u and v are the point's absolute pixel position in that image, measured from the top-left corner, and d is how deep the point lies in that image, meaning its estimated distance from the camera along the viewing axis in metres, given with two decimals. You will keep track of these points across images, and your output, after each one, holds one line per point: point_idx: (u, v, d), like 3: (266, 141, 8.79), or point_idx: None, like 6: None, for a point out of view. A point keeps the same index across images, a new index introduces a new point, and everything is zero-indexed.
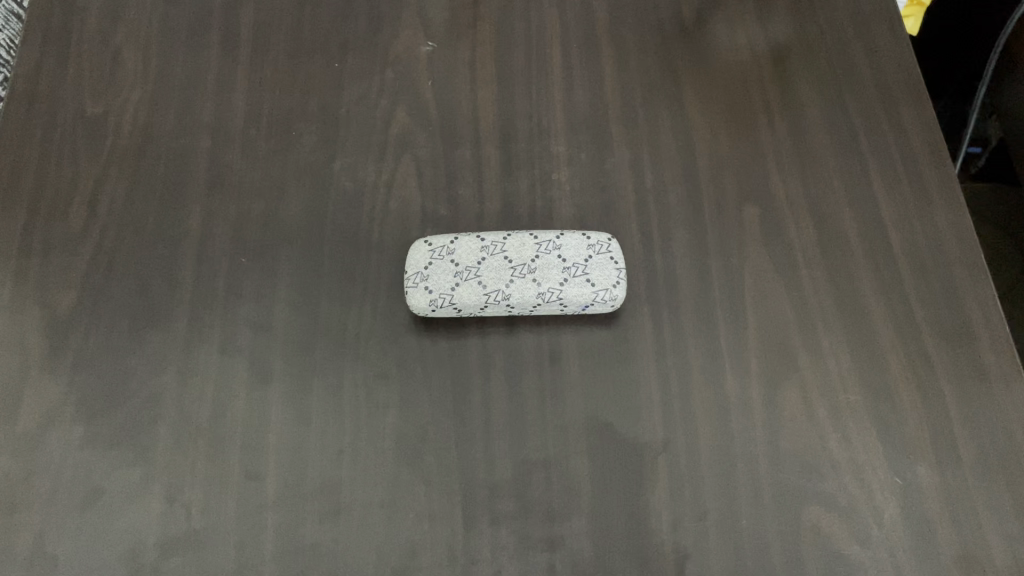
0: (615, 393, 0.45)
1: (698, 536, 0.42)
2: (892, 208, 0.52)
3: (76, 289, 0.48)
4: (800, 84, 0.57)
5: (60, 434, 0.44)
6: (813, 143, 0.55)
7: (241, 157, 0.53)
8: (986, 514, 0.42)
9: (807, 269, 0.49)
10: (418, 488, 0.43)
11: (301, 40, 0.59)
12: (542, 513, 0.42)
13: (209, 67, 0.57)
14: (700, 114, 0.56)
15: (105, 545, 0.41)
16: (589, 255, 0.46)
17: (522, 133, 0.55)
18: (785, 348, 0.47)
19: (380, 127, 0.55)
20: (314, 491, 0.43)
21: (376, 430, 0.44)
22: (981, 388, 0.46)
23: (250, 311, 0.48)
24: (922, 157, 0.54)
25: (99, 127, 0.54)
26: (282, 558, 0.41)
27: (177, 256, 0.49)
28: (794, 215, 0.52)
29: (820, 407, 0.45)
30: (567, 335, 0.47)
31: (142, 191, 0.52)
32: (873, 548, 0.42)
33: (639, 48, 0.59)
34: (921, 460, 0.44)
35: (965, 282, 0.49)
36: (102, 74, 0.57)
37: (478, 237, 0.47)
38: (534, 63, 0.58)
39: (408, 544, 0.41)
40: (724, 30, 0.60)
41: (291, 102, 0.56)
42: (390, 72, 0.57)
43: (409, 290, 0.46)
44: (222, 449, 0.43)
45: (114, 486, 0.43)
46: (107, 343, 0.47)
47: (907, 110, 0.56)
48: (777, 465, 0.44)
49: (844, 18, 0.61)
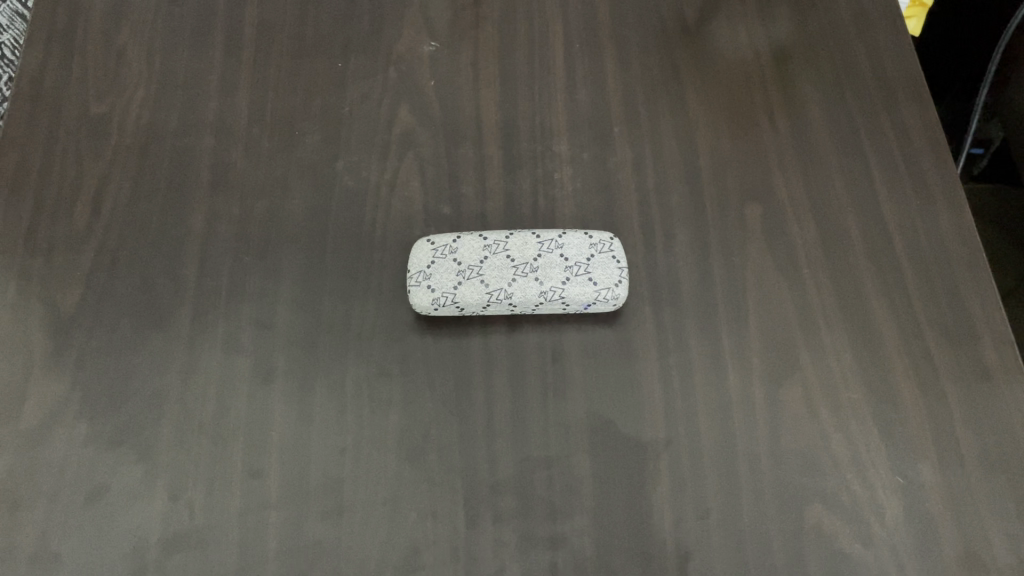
0: (617, 391, 0.45)
1: (700, 535, 0.42)
2: (894, 207, 0.52)
3: (79, 287, 0.48)
4: (802, 83, 0.58)
5: (63, 431, 0.44)
6: (815, 142, 0.55)
7: (244, 156, 0.54)
8: (988, 513, 0.42)
9: (809, 268, 0.50)
10: (420, 486, 0.43)
11: (304, 39, 0.59)
12: (544, 511, 0.42)
13: (212, 66, 0.57)
14: (702, 114, 0.56)
15: (108, 543, 0.41)
16: (591, 254, 0.46)
17: (524, 132, 0.55)
18: (787, 347, 0.47)
19: (383, 126, 0.55)
20: (317, 489, 0.43)
21: (379, 428, 0.44)
22: (984, 387, 0.46)
23: (253, 309, 0.48)
24: (924, 156, 0.54)
25: (103, 126, 0.54)
26: (284, 556, 0.41)
27: (180, 254, 0.50)
28: (796, 214, 0.52)
29: (823, 406, 0.45)
30: (569, 333, 0.47)
31: (145, 190, 0.52)
32: (875, 546, 0.42)
33: (641, 47, 0.59)
34: (923, 459, 0.44)
35: (967, 281, 0.49)
36: (106, 74, 0.57)
37: (481, 236, 0.47)
38: (536, 63, 0.58)
39: (410, 542, 0.41)
40: (726, 29, 0.61)
41: (294, 101, 0.56)
42: (393, 71, 0.57)
43: (412, 289, 0.46)
44: (225, 447, 0.44)
45: (117, 483, 0.43)
46: (110, 341, 0.47)
47: (909, 110, 0.56)
48: (779, 463, 0.44)
49: (845, 17, 0.61)
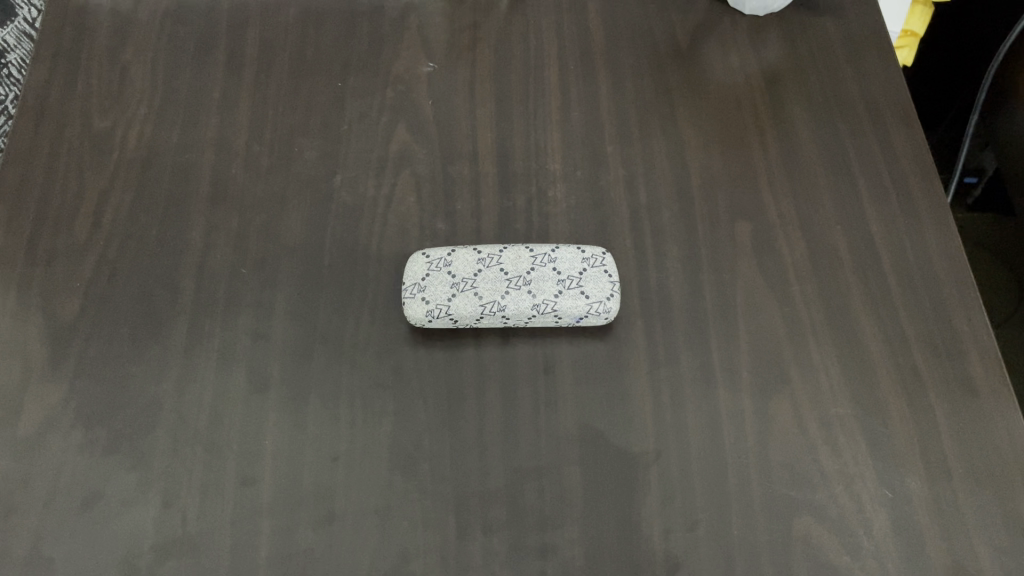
0: (608, 403, 0.46)
1: (689, 545, 0.42)
2: (880, 224, 0.53)
3: (79, 297, 0.49)
4: (792, 105, 0.59)
5: (59, 439, 0.44)
6: (804, 161, 0.56)
7: (244, 170, 0.55)
8: (975, 525, 0.43)
9: (798, 284, 0.50)
10: (412, 495, 0.43)
11: (305, 58, 0.61)
12: (533, 521, 0.42)
13: (214, 84, 0.59)
14: (694, 133, 0.57)
15: (101, 549, 0.42)
16: (583, 268, 0.47)
17: (520, 151, 0.56)
18: (775, 361, 0.47)
19: (380, 144, 0.56)
20: (310, 498, 0.43)
21: (370, 437, 0.45)
22: (971, 401, 0.46)
23: (249, 320, 0.48)
24: (911, 177, 0.55)
25: (107, 139, 0.56)
26: (275, 563, 0.41)
27: (179, 267, 0.50)
28: (786, 231, 0.53)
29: (811, 419, 0.46)
30: (561, 346, 0.48)
31: (147, 202, 0.53)
32: (863, 559, 0.42)
33: (634, 69, 0.61)
34: (910, 471, 0.44)
35: (953, 297, 0.50)
36: (111, 89, 0.58)
37: (475, 250, 0.48)
38: (532, 83, 0.60)
39: (402, 550, 0.42)
40: (718, 52, 0.62)
41: (294, 118, 0.57)
42: (391, 91, 0.59)
43: (407, 301, 0.47)
44: (220, 454, 0.44)
45: (111, 490, 0.43)
46: (108, 350, 0.47)
47: (896, 133, 0.58)
48: (767, 476, 0.44)
49: (834, 41, 0.62)
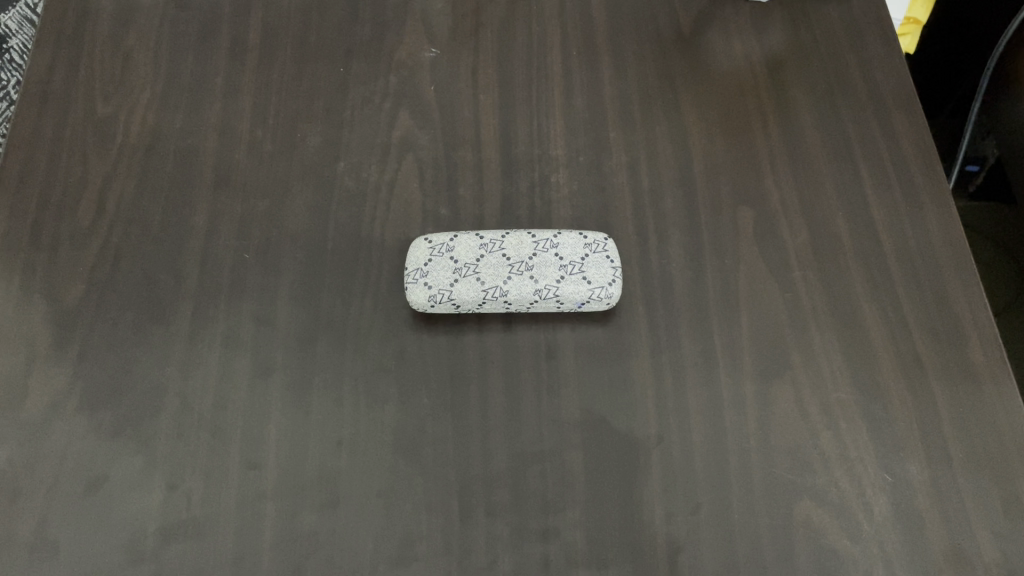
0: (610, 388, 0.46)
1: (690, 529, 0.42)
2: (882, 210, 0.53)
3: (82, 282, 0.49)
4: (795, 91, 0.59)
5: (64, 423, 0.45)
6: (806, 147, 0.56)
7: (247, 156, 0.55)
8: (974, 509, 0.43)
9: (800, 270, 0.50)
10: (416, 479, 0.43)
11: (307, 44, 0.60)
12: (536, 505, 0.43)
13: (216, 70, 0.58)
14: (696, 119, 0.57)
15: (107, 532, 0.42)
16: (585, 254, 0.47)
17: (522, 137, 0.56)
18: (777, 346, 0.48)
19: (383, 130, 0.56)
20: (314, 481, 0.43)
21: (374, 422, 0.45)
22: (971, 387, 0.46)
23: (253, 306, 0.48)
24: (913, 162, 0.55)
25: (110, 125, 0.56)
26: (279, 545, 0.42)
27: (182, 252, 0.50)
28: (788, 217, 0.53)
29: (812, 404, 0.46)
30: (564, 332, 0.48)
31: (151, 188, 0.53)
32: (863, 543, 0.42)
33: (636, 55, 0.61)
34: (911, 457, 0.44)
35: (955, 283, 0.50)
36: (114, 75, 0.58)
37: (478, 235, 0.48)
38: (534, 69, 0.59)
39: (405, 534, 0.42)
40: (721, 37, 0.62)
41: (297, 104, 0.57)
42: (394, 76, 0.59)
43: (410, 286, 0.47)
44: (224, 438, 0.44)
45: (117, 473, 0.43)
46: (113, 335, 0.47)
47: (898, 119, 0.57)
48: (769, 460, 0.44)
49: (838, 27, 0.62)
